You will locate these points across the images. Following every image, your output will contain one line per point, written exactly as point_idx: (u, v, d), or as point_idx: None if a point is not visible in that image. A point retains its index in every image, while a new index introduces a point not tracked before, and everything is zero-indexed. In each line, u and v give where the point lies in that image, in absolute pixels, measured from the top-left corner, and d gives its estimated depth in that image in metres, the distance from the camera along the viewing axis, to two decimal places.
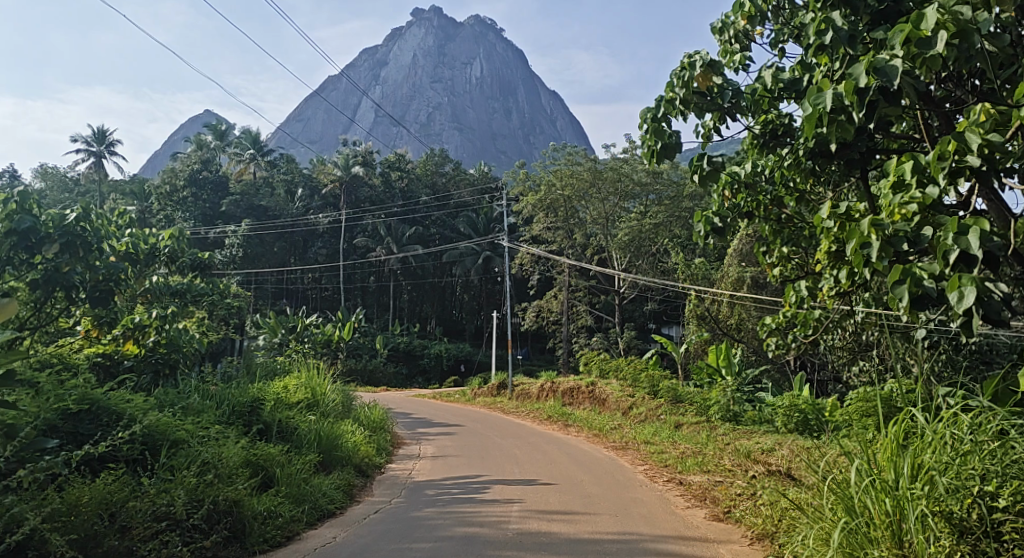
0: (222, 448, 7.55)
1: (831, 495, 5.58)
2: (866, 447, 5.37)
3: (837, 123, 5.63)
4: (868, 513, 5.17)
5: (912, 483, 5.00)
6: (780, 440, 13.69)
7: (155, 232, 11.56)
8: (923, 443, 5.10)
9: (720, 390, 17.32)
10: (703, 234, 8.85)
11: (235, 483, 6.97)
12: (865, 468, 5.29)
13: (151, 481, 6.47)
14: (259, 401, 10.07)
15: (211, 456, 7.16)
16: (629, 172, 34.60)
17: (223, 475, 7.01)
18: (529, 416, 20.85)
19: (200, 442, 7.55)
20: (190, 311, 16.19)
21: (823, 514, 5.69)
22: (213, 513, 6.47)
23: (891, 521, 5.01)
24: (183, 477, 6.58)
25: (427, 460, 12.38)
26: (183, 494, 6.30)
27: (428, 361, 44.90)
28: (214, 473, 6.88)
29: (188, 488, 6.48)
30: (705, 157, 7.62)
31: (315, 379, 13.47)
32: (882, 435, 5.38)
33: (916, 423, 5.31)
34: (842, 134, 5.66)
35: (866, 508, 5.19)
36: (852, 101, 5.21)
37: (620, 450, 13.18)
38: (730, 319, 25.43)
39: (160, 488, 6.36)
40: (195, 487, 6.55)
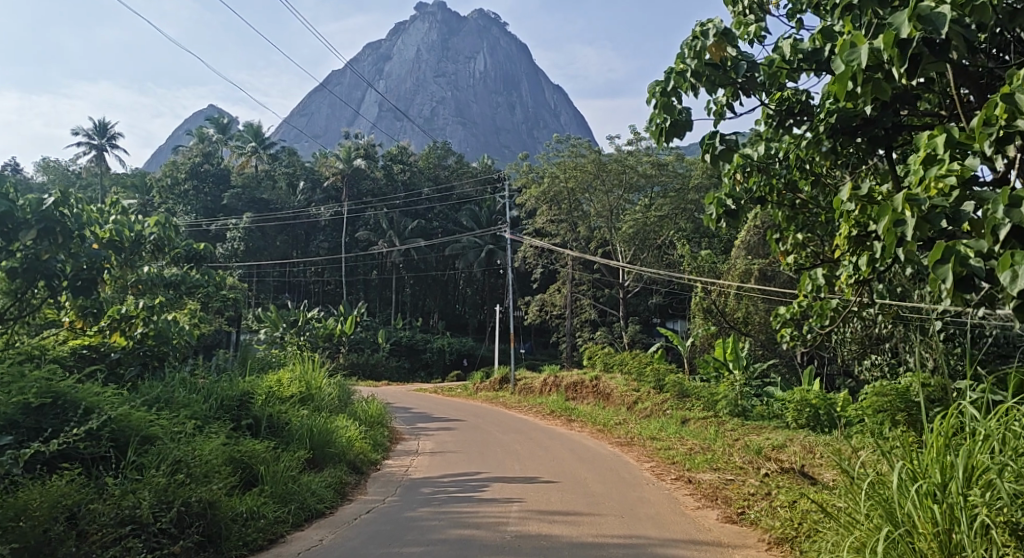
0: (199, 445, 7.16)
1: (867, 501, 5.12)
2: (910, 449, 4.91)
3: (872, 84, 5.20)
4: (911, 521, 4.71)
5: (968, 490, 4.55)
6: (791, 436, 13.22)
7: (141, 220, 11.12)
8: (978, 444, 4.67)
9: (728, 385, 16.86)
10: (716, 218, 8.29)
11: (211, 483, 6.57)
12: (908, 472, 4.84)
13: (116, 482, 6.11)
14: (248, 395, 9.66)
15: (184, 453, 6.76)
16: (634, 164, 34.14)
17: (198, 474, 6.62)
18: (532, 411, 20.46)
19: (174, 439, 7.18)
20: (184, 303, 15.78)
21: (855, 521, 5.23)
22: (185, 516, 6.07)
23: (940, 530, 4.55)
24: (152, 478, 6.21)
25: (426, 456, 11.98)
26: (150, 496, 5.92)
27: (430, 355, 44.47)
28: (187, 473, 6.50)
29: (155, 490, 6.08)
30: (717, 135, 7.09)
31: (311, 372, 13.05)
32: (926, 434, 4.94)
33: (966, 421, 4.87)
34: (879, 94, 5.19)
35: (906, 515, 4.74)
36: (893, 55, 4.74)
37: (625, 445, 12.76)
38: (738, 312, 24.97)
39: (125, 489, 6.00)
40: (164, 488, 6.15)
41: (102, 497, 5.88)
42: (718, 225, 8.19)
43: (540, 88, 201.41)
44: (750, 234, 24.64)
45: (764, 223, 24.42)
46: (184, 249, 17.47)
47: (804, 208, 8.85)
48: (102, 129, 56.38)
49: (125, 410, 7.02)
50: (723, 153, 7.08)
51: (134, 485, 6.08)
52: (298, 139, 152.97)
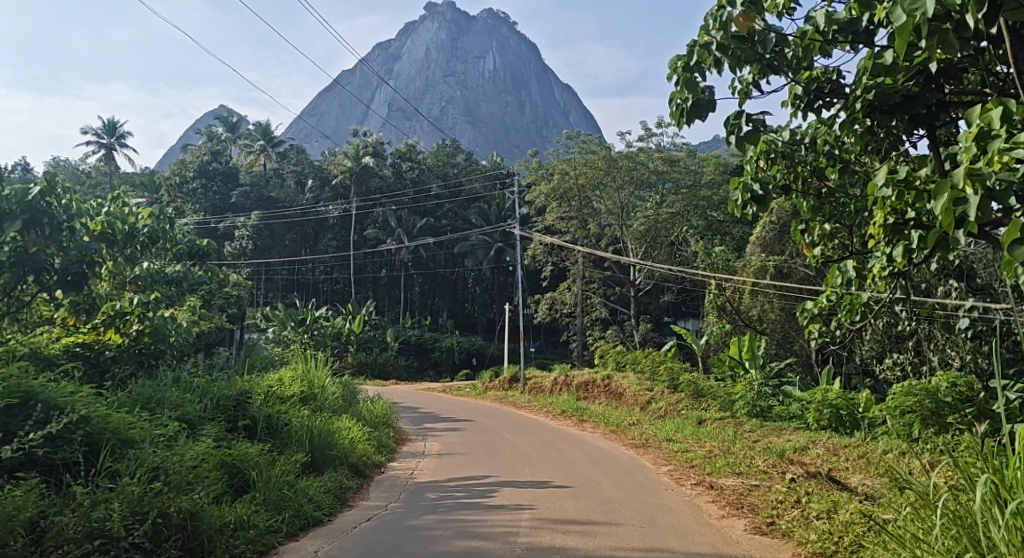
0: (184, 449, 6.73)
1: (940, 523, 4.70)
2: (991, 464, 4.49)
3: (939, 38, 4.68)
4: (996, 546, 4.28)
5: None
6: (813, 438, 12.69)
7: (134, 211, 10.71)
8: None
9: (745, 384, 16.34)
10: (742, 203, 7.39)
11: (192, 491, 6.14)
12: (991, 490, 4.42)
13: (86, 491, 5.69)
14: (246, 395, 9.22)
15: (164, 459, 6.33)
16: (645, 160, 33.62)
17: (179, 482, 6.19)
18: (543, 411, 19.98)
19: (156, 444, 6.75)
20: (185, 300, 15.39)
21: (923, 547, 4.81)
22: (162, 529, 5.64)
23: None
24: (127, 485, 5.78)
25: (432, 458, 11.52)
26: (122, 507, 5.49)
27: (439, 354, 44.02)
28: (165, 480, 6.06)
29: (129, 500, 5.64)
30: (744, 114, 6.54)
31: (314, 370, 12.60)
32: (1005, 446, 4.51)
33: None
34: (947, 50, 4.68)
35: (993, 542, 4.33)
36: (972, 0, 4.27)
37: (641, 447, 12.26)
38: (752, 310, 24.44)
39: (96, 499, 5.58)
40: (139, 497, 5.71)
41: (69, 509, 5.44)
42: (747, 215, 7.31)
43: (548, 87, 200.69)
44: (765, 230, 24.11)
45: (779, 219, 23.86)
46: (187, 246, 17.09)
47: (830, 197, 8.38)
48: (111, 127, 56.25)
49: (101, 412, 6.58)
50: (749, 135, 6.57)
51: (106, 494, 5.66)
52: (308, 139, 152.95)
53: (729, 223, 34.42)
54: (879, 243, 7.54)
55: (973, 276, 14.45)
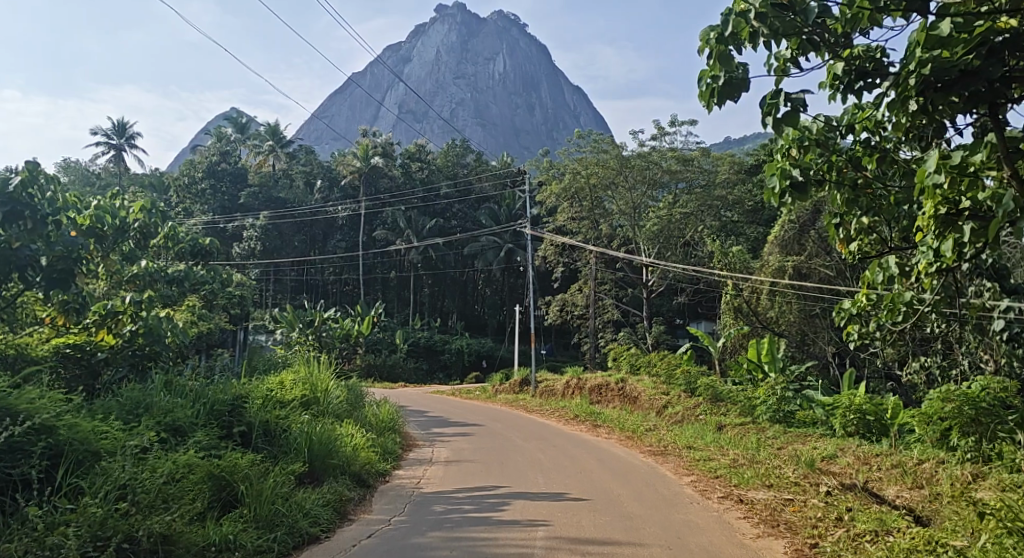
0: (163, 462, 6.21)
1: None
2: None
3: None
4: None
5: None
6: (842, 445, 12.04)
7: (124, 205, 10.23)
8: None
9: (767, 388, 15.67)
10: (779, 192, 6.79)
11: (167, 509, 5.64)
12: None
13: (43, 512, 5.24)
14: (241, 400, 8.67)
15: (138, 474, 5.82)
16: (658, 159, 33.01)
17: (152, 500, 5.68)
18: (554, 415, 19.37)
19: (132, 457, 6.23)
20: (185, 301, 14.89)
21: None
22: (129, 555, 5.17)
23: None
24: (89, 506, 5.31)
25: (439, 466, 10.96)
26: (79, 531, 5.02)
27: (449, 356, 43.45)
28: (135, 499, 5.56)
29: (88, 524, 5.16)
30: (781, 93, 5.95)
31: (317, 372, 12.05)
32: None
33: None
34: None
35: None
36: None
37: (660, 455, 11.65)
38: (770, 311, 23.71)
39: (53, 522, 5.13)
40: (101, 521, 5.22)
41: (22, 535, 4.98)
42: (787, 207, 6.61)
43: (559, 89, 199.72)
44: (783, 229, 23.38)
45: (798, 217, 23.12)
46: (188, 245, 16.88)
47: (867, 188, 7.79)
48: (121, 129, 56.05)
49: (70, 420, 6.08)
50: (788, 117, 6.01)
51: (65, 516, 5.20)
52: (319, 141, 152.76)
53: (743, 223, 33.68)
54: (925, 237, 6.95)
55: (1008, 274, 13.71)
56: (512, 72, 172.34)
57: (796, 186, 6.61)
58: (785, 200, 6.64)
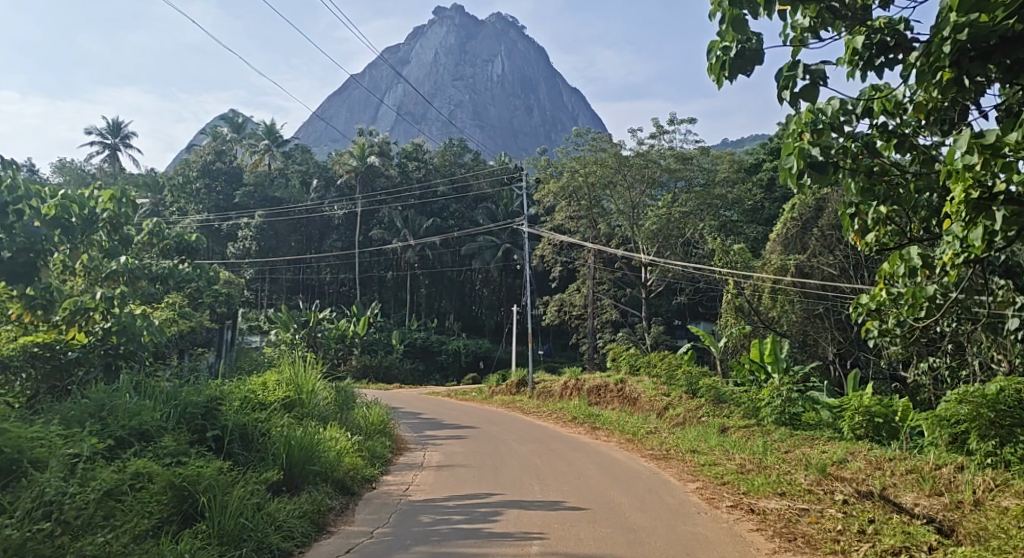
0: (113, 475, 5.69)
1: None
2: None
3: None
4: None
5: None
6: (852, 449, 11.53)
7: (92, 194, 9.66)
8: None
9: (771, 389, 15.11)
10: (796, 171, 6.03)
11: (106, 530, 5.11)
12: None
13: None
14: (216, 400, 8.11)
15: (77, 488, 5.30)
16: (657, 158, 32.49)
17: (90, 518, 5.15)
18: (552, 417, 18.79)
19: (78, 468, 5.71)
20: (167, 298, 14.34)
21: None
22: None
23: None
24: (12, 526, 4.79)
25: (431, 471, 10.42)
26: None
27: (446, 358, 42.87)
28: (68, 516, 5.03)
29: (9, 547, 4.64)
30: (799, 63, 5.44)
31: (302, 372, 11.48)
32: None
33: None
34: None
35: None
36: None
37: (662, 460, 11.09)
38: (772, 311, 23.12)
39: None
40: (24, 543, 4.70)
41: None
42: (804, 184, 6.01)
43: (557, 90, 199.34)
44: (785, 226, 22.88)
45: (801, 215, 22.62)
46: (174, 241, 16.66)
47: (884, 174, 7.21)
48: (114, 128, 55.38)
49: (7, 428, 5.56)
50: (805, 92, 5.49)
51: None
52: (316, 142, 152.21)
53: (743, 222, 33.22)
54: (951, 226, 6.37)
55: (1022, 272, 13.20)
56: (510, 73, 171.87)
57: (811, 162, 6.00)
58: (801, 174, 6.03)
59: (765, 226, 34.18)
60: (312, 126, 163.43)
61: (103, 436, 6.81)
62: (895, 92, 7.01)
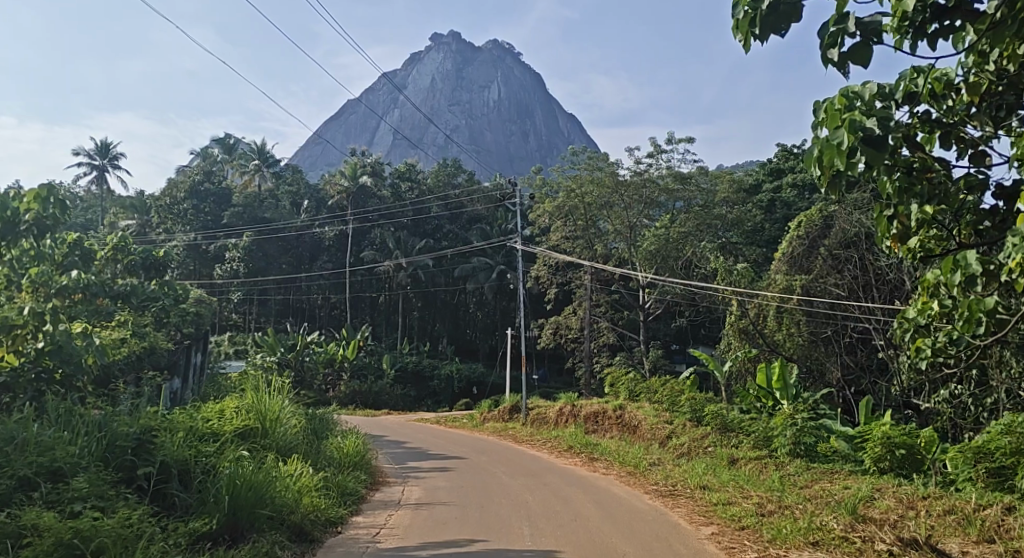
0: None
1: None
2: None
3: None
4: None
5: None
6: (878, 485, 10.38)
7: (15, 195, 9.43)
8: None
9: (786, 417, 13.88)
10: (849, 148, 4.39)
11: None
12: None
13: None
14: (151, 429, 7.02)
15: None
16: (654, 177, 31.58)
17: None
18: (547, 446, 17.60)
19: None
20: (125, 317, 13.19)
21: None
22: None
23: None
24: None
25: (408, 511, 9.26)
26: None
27: (438, 383, 41.48)
28: None
29: None
30: (848, 11, 4.36)
31: (267, 397, 10.27)
32: None
33: None
34: None
35: None
36: None
37: (669, 498, 9.91)
38: (777, 334, 22.01)
39: None
40: None
41: None
42: (861, 168, 4.34)
43: (553, 115, 199.35)
44: (792, 245, 21.95)
45: (807, 232, 21.73)
46: (140, 257, 15.84)
47: (926, 170, 6.15)
48: (103, 149, 54.43)
49: None
50: (855, 51, 4.44)
51: None
52: (312, 166, 151.60)
53: (743, 244, 32.32)
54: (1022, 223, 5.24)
55: None
56: (507, 98, 171.99)
57: (871, 135, 4.37)
58: (857, 153, 4.38)
59: (766, 248, 33.24)
60: (308, 150, 163.04)
61: (2, 476, 5.64)
62: (944, 70, 5.91)
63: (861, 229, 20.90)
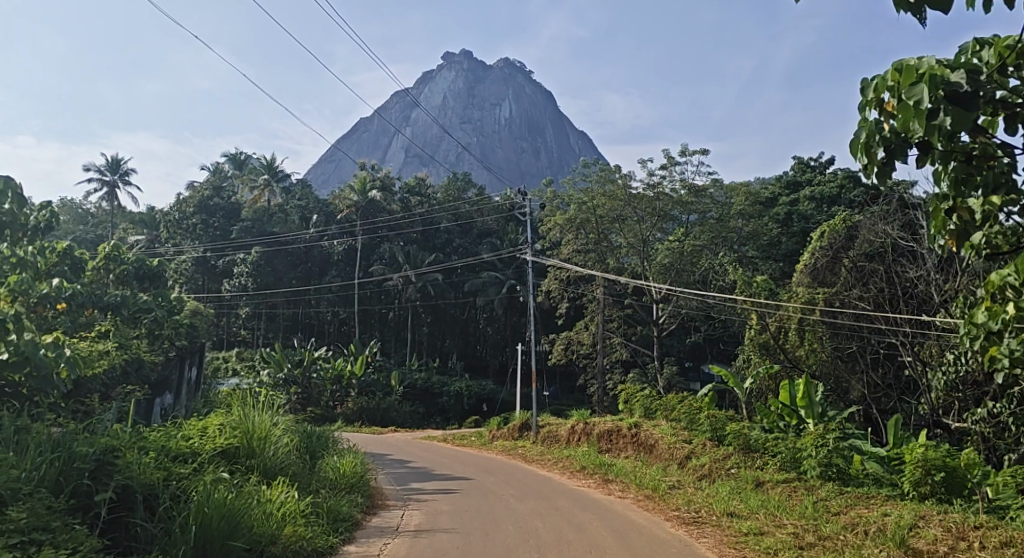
0: None
1: None
2: None
3: None
4: None
5: None
6: (921, 512, 9.49)
7: None
8: None
9: (815, 436, 13.00)
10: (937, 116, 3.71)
11: None
12: None
13: None
14: (114, 448, 6.28)
15: None
16: (667, 190, 30.71)
17: None
18: (558, 466, 16.74)
19: None
20: (112, 329, 12.44)
21: None
22: None
23: None
24: None
25: (407, 537, 8.47)
26: None
27: (447, 400, 40.55)
28: None
29: None
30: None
31: (254, 412, 9.47)
32: None
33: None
34: None
35: None
36: None
37: (693, 527, 9.05)
38: (799, 349, 21.13)
39: None
40: None
41: None
42: (946, 128, 3.66)
43: (564, 133, 199.35)
44: (815, 256, 21.32)
45: (830, 243, 20.95)
46: (133, 266, 15.10)
47: (989, 157, 5.26)
48: (113, 164, 54.14)
49: None
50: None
51: None
52: (325, 184, 151.71)
53: (759, 258, 31.56)
54: None
55: None
56: (519, 116, 172.02)
57: (956, 89, 3.71)
58: (940, 112, 3.71)
59: (783, 262, 32.44)
60: (320, 168, 163.40)
61: None
62: None
63: (886, 241, 19.79)
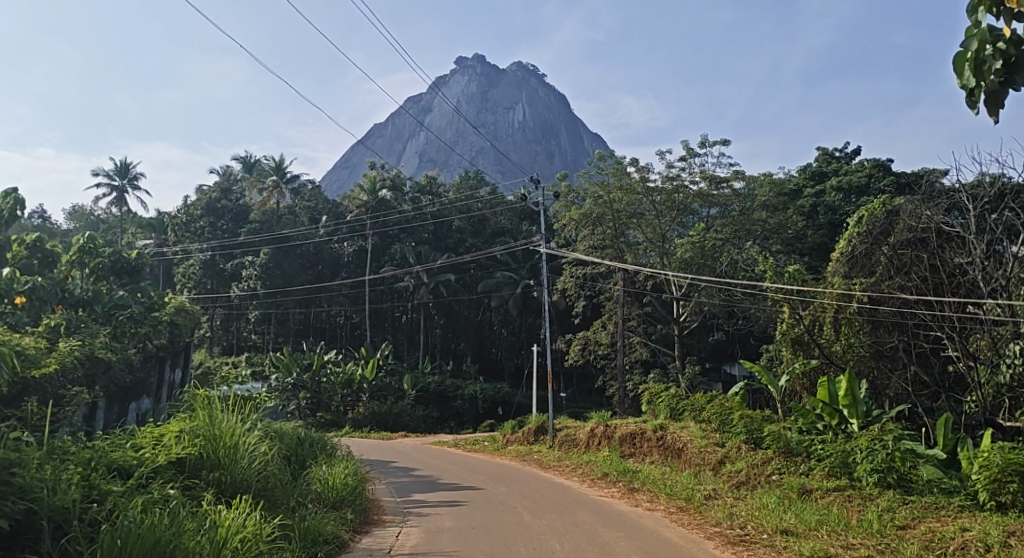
0: None
1: None
2: None
3: None
4: None
5: None
6: (1008, 526, 7.99)
7: None
8: None
9: (868, 439, 11.51)
10: None
11: None
12: None
13: None
14: (15, 462, 4.96)
15: None
16: (685, 184, 29.29)
17: None
18: (578, 473, 15.32)
19: None
20: (78, 328, 11.27)
21: None
22: None
23: None
24: None
25: None
26: None
27: (461, 404, 39.18)
28: None
29: None
30: None
31: (224, 416, 8.07)
32: None
33: None
34: None
35: None
36: None
37: (742, 550, 7.61)
38: (836, 343, 19.68)
39: None
40: None
41: None
42: None
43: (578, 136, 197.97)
44: (852, 244, 19.85)
45: (869, 228, 19.46)
46: (110, 258, 13.90)
47: None
48: (122, 168, 53.44)
49: None
50: None
51: None
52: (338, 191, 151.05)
53: (784, 252, 29.90)
54: None
55: None
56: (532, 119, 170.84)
57: None
58: None
59: (810, 256, 30.77)
60: (335, 175, 163.23)
61: None
62: None
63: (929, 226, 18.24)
